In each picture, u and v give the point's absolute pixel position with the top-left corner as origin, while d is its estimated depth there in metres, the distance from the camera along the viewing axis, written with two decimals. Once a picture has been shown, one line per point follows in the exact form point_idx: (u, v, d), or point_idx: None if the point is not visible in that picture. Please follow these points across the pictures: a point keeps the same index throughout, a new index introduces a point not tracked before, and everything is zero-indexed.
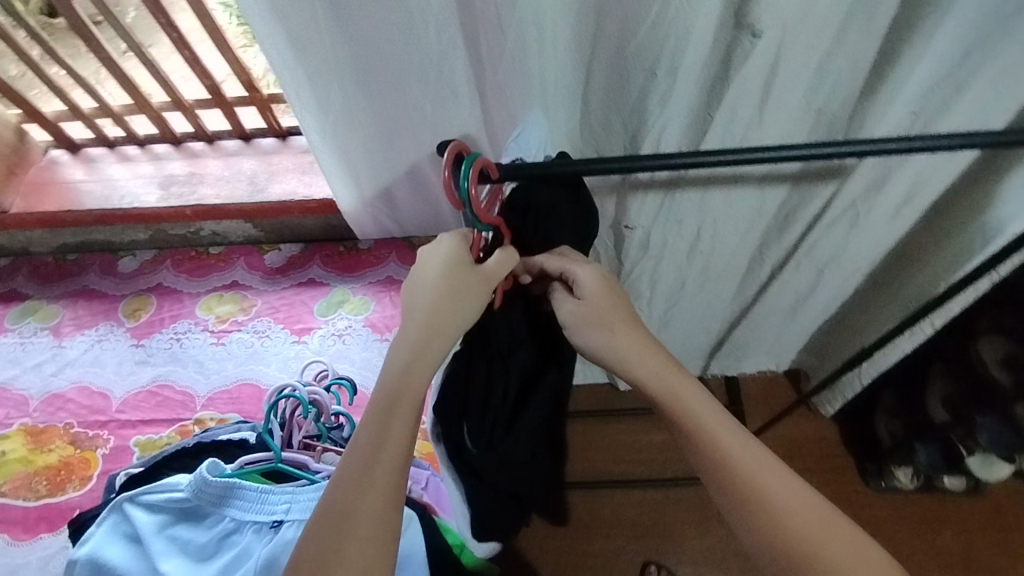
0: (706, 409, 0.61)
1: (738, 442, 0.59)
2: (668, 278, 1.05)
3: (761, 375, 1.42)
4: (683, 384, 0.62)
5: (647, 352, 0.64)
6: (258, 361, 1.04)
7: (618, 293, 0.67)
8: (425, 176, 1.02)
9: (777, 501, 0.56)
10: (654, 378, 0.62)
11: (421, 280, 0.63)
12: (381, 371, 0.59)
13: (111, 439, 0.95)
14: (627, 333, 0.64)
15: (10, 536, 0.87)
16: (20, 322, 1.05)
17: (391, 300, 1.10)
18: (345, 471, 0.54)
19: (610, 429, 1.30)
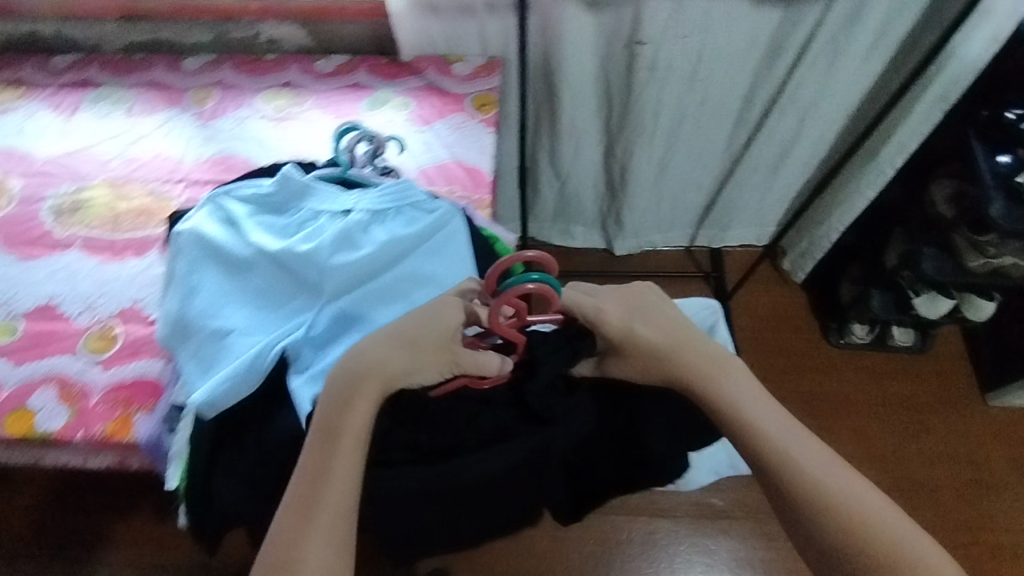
0: (745, 395, 0.71)
1: (783, 433, 0.68)
2: (671, 107, 1.31)
3: (743, 251, 1.90)
4: (731, 380, 0.71)
5: (709, 367, 0.73)
6: (312, 142, 1.16)
7: (665, 324, 0.76)
8: None
9: (825, 486, 0.64)
10: (699, 370, 0.72)
11: (382, 329, 0.72)
12: (325, 412, 0.69)
13: (184, 194, 1.10)
14: (688, 360, 0.73)
15: (101, 259, 1.04)
16: (98, 103, 1.21)
17: (431, 100, 1.20)
18: (295, 496, 0.66)
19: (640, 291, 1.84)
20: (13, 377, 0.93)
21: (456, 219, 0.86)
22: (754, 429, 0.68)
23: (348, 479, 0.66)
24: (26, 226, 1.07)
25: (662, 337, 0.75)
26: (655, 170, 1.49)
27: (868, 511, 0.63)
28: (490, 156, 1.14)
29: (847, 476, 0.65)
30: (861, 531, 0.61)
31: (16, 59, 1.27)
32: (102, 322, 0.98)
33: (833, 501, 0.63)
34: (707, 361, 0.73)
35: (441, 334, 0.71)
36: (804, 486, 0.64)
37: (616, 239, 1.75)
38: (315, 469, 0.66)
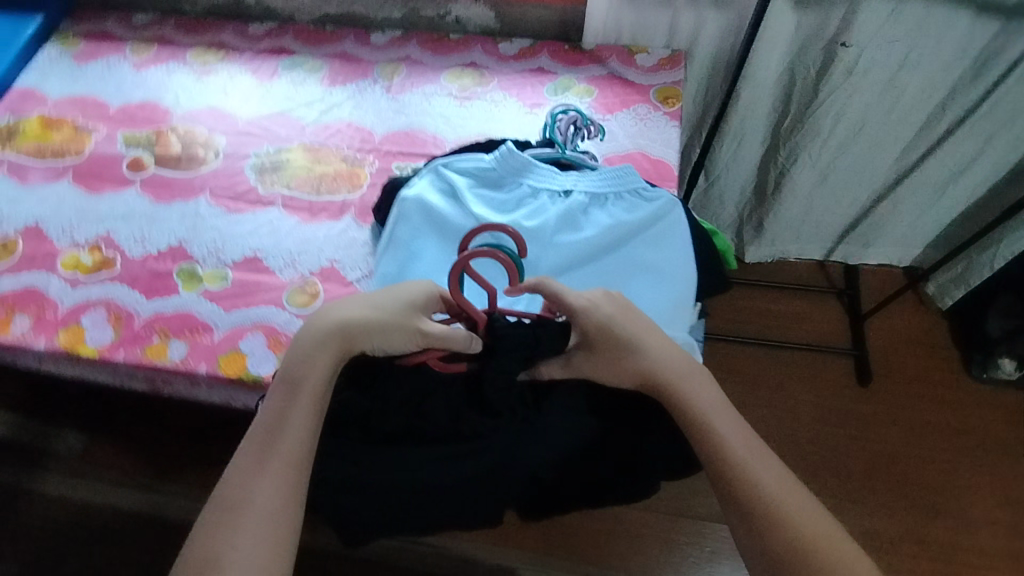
0: (708, 402, 0.73)
1: (738, 437, 0.71)
2: (853, 114, 1.27)
3: (880, 270, 1.80)
4: (690, 386, 0.73)
5: (683, 371, 0.74)
6: (496, 122, 1.17)
7: (637, 326, 0.75)
8: None
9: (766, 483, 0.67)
10: (667, 375, 0.73)
11: (352, 301, 0.75)
12: (284, 368, 0.72)
13: (377, 163, 1.14)
14: (669, 361, 0.74)
15: (300, 218, 1.09)
16: (293, 70, 1.27)
17: (615, 89, 1.18)
18: (249, 443, 0.69)
19: (766, 303, 1.79)
20: (224, 322, 0.99)
21: (677, 210, 0.85)
22: (711, 429, 0.71)
23: (300, 435, 0.70)
24: (232, 181, 1.13)
25: (650, 335, 0.75)
26: (814, 178, 1.44)
27: (801, 510, 0.66)
28: (675, 149, 1.11)
29: (782, 480, 0.68)
30: (796, 526, 0.65)
31: (217, 24, 1.36)
32: (304, 278, 1.03)
33: (771, 499, 0.66)
34: (681, 365, 0.75)
35: (406, 304, 0.74)
36: (750, 483, 0.67)
37: (749, 246, 1.70)
38: (271, 421, 0.70)
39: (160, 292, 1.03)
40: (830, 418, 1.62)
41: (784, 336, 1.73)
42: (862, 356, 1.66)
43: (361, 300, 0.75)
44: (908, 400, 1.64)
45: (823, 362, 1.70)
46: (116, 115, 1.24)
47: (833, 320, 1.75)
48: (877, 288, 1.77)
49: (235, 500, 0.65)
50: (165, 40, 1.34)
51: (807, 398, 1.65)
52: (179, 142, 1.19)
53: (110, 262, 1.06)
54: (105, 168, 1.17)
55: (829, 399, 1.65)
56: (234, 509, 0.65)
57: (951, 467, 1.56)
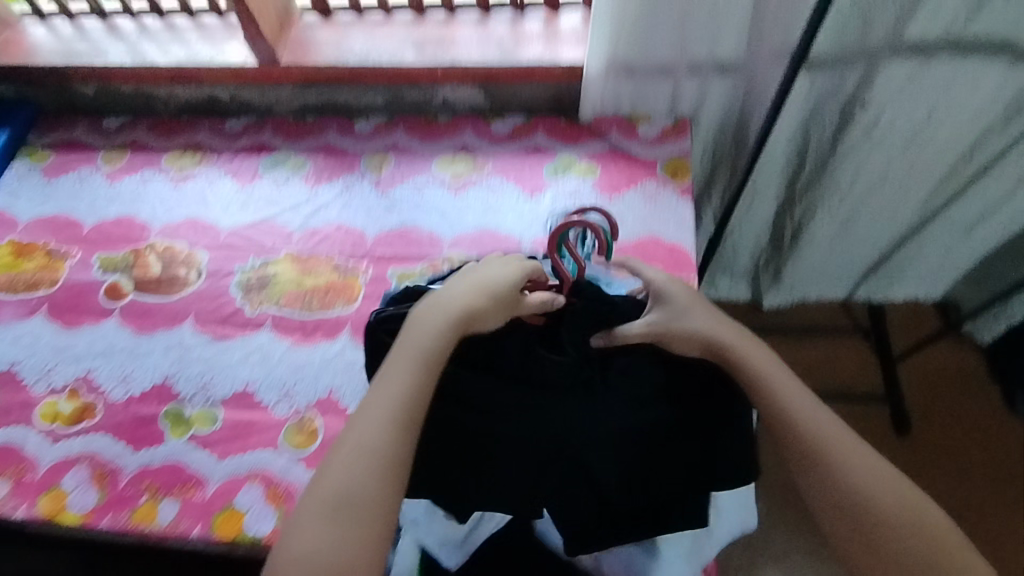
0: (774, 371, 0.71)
1: (803, 408, 0.68)
2: (872, 169, 1.16)
3: (907, 305, 1.66)
4: (758, 357, 0.72)
5: (740, 339, 0.73)
6: (495, 213, 1.07)
7: (702, 302, 0.78)
8: (690, 54, 1.01)
9: (837, 453, 0.64)
10: (737, 339, 0.74)
11: (466, 278, 0.74)
12: (416, 333, 0.68)
13: (371, 270, 1.05)
14: (723, 331, 0.73)
15: (293, 340, 1.00)
16: (275, 169, 1.19)
17: (620, 166, 1.09)
18: (380, 397, 0.65)
19: (792, 349, 1.64)
20: (218, 472, 0.90)
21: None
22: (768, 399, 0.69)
23: (421, 384, 0.66)
24: (217, 304, 1.05)
25: (708, 313, 0.75)
26: (834, 229, 1.32)
27: (878, 474, 0.64)
28: (691, 230, 1.01)
29: (853, 452, 0.65)
30: (872, 500, 0.62)
31: (192, 123, 1.29)
32: (300, 413, 0.94)
33: (841, 472, 0.63)
34: (739, 337, 0.74)
35: (512, 273, 0.74)
36: (819, 452, 0.65)
37: (767, 293, 1.57)
38: (399, 369, 0.66)
39: (146, 441, 0.94)
40: None
41: (814, 385, 1.59)
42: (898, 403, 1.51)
43: (466, 276, 0.75)
44: (947, 444, 1.49)
45: (860, 411, 1.54)
46: (91, 236, 1.16)
47: (861, 360, 1.61)
48: (903, 325, 1.63)
49: (375, 449, 0.62)
50: (138, 145, 1.27)
51: None
52: (159, 262, 1.11)
53: (91, 408, 0.98)
54: (82, 298, 1.09)
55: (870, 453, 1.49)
56: (368, 458, 0.62)
57: (1010, 519, 1.40)
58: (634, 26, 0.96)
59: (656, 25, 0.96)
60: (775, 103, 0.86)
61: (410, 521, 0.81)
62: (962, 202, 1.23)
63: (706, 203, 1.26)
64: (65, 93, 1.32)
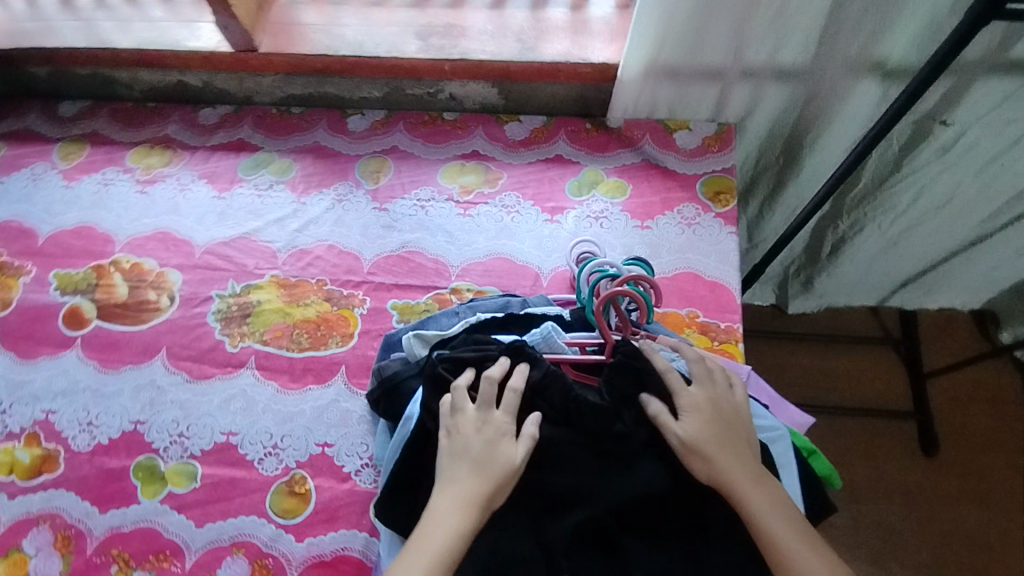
0: (774, 511, 0.60)
1: (811, 551, 0.58)
2: (939, 189, 1.07)
3: (943, 313, 1.47)
4: (758, 498, 0.61)
5: (749, 478, 0.62)
6: (510, 237, 0.93)
7: (723, 411, 0.66)
8: (743, 58, 0.86)
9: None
10: (734, 477, 0.62)
11: (456, 439, 0.65)
12: (441, 498, 0.63)
13: (368, 300, 0.92)
14: (726, 456, 0.63)
15: (279, 384, 0.88)
16: (256, 172, 1.04)
17: (655, 184, 0.95)
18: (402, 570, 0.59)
19: (815, 358, 1.46)
20: (198, 540, 0.80)
21: (771, 451, 0.68)
22: (772, 549, 0.59)
23: (440, 561, 0.59)
24: (193, 337, 0.92)
25: (713, 430, 0.64)
26: (880, 246, 1.20)
27: None
28: (734, 266, 0.88)
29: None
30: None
31: (162, 112, 1.12)
32: (289, 471, 0.83)
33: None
34: (746, 463, 0.63)
35: (505, 429, 0.65)
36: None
37: (793, 302, 1.37)
38: (413, 550, 0.60)
39: (115, 500, 0.83)
40: (898, 498, 1.30)
41: (838, 401, 1.41)
42: (926, 421, 1.34)
43: (451, 433, 0.66)
44: (978, 470, 1.32)
45: (888, 429, 1.37)
46: (47, 248, 1.01)
47: (888, 376, 1.43)
48: (937, 338, 1.45)
49: None
50: (99, 137, 1.11)
51: (875, 473, 1.33)
52: (127, 283, 0.97)
53: (52, 458, 0.86)
54: (38, 325, 0.95)
55: (897, 476, 1.32)
56: None
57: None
58: (686, 21, 0.82)
59: (710, 24, 0.82)
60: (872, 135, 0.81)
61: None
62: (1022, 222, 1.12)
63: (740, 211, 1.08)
64: (15, 73, 1.15)
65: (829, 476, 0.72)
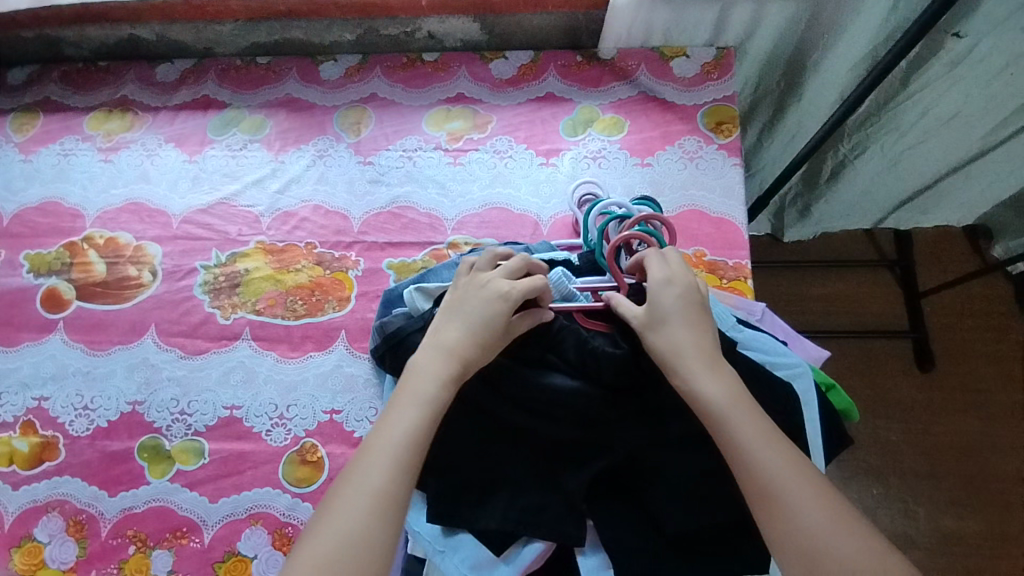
0: (729, 397, 0.56)
1: (763, 438, 0.53)
2: (945, 105, 1.04)
3: (936, 231, 1.46)
4: (710, 381, 0.56)
5: (702, 361, 0.57)
6: (505, 183, 0.89)
7: (693, 300, 0.61)
8: None
9: (796, 495, 0.51)
10: (685, 357, 0.58)
11: (462, 298, 0.64)
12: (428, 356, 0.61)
13: (362, 261, 0.88)
14: (681, 337, 0.59)
15: (279, 353, 0.86)
16: (227, 132, 0.97)
17: (653, 118, 0.90)
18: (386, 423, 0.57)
19: (812, 285, 1.45)
20: (213, 515, 0.79)
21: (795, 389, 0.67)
22: (722, 434, 0.54)
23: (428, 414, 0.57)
24: (182, 311, 0.88)
25: (673, 312, 0.60)
26: (881, 168, 1.18)
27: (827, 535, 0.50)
28: (740, 200, 0.85)
29: (813, 493, 0.51)
30: (838, 549, 0.49)
31: (115, 71, 1.03)
32: (298, 441, 0.81)
33: (802, 516, 0.50)
34: (702, 345, 0.58)
35: (512, 291, 0.62)
36: (771, 493, 0.51)
37: (790, 231, 1.35)
38: (396, 404, 0.58)
39: (123, 482, 0.81)
40: (893, 414, 1.34)
41: (834, 325, 1.41)
42: (923, 338, 1.35)
43: (457, 290, 0.66)
44: (972, 383, 1.35)
45: (883, 347, 1.39)
46: (12, 229, 0.95)
47: (884, 297, 1.43)
48: (933, 255, 1.45)
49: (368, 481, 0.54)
50: (50, 104, 1.02)
51: (869, 391, 1.36)
52: (104, 260, 0.92)
53: (52, 446, 0.84)
54: (16, 310, 0.91)
55: (887, 391, 1.35)
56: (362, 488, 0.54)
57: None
58: None
59: None
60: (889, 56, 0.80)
61: (449, 548, 0.64)
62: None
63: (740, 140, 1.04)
64: None
65: (847, 408, 0.73)
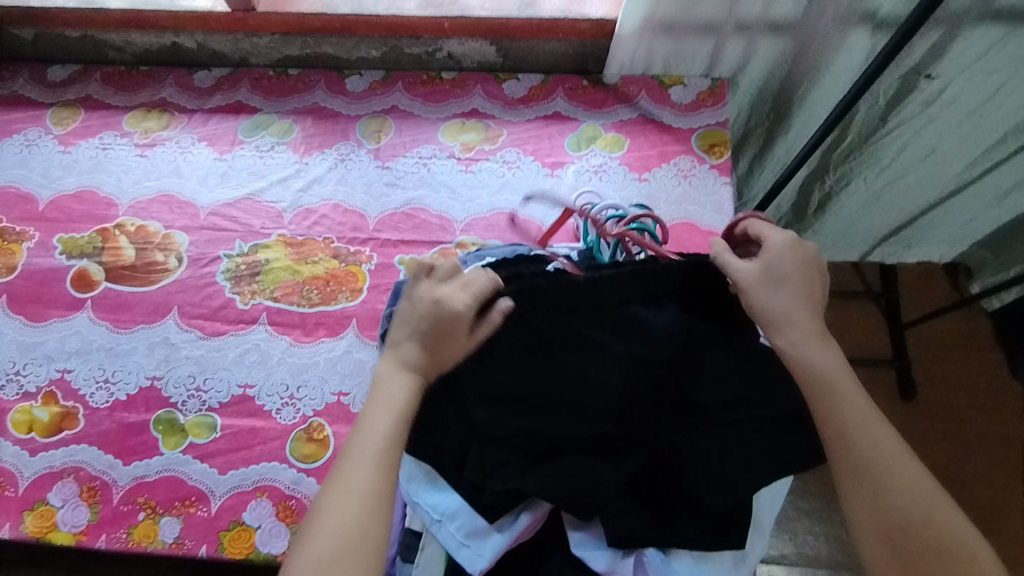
0: (836, 370, 0.63)
1: (863, 414, 0.61)
2: (921, 143, 1.12)
3: (919, 267, 1.52)
4: (818, 353, 0.63)
5: (807, 332, 0.64)
6: (512, 191, 0.96)
7: (807, 270, 0.66)
8: (738, 12, 0.90)
9: (892, 469, 0.58)
10: (793, 326, 0.64)
11: (411, 310, 0.68)
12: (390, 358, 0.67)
13: (375, 256, 0.94)
14: (791, 305, 0.65)
15: (292, 338, 0.91)
16: (256, 133, 1.05)
17: (652, 139, 0.98)
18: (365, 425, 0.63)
19: None
20: (222, 486, 0.83)
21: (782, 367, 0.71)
22: (831, 400, 0.61)
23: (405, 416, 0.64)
24: (204, 296, 0.94)
25: (786, 277, 0.65)
26: (864, 201, 1.25)
27: (919, 503, 0.57)
28: (729, 215, 0.92)
29: (903, 463, 0.59)
30: (926, 524, 0.56)
31: (155, 76, 1.12)
32: (307, 420, 0.86)
33: (895, 487, 0.57)
34: (806, 316, 0.65)
35: (463, 306, 0.65)
36: (868, 458, 0.58)
37: None
38: (372, 407, 0.64)
39: (138, 452, 0.86)
40: None
41: None
42: (905, 367, 1.40)
43: (410, 300, 0.69)
44: (952, 411, 1.40)
45: (869, 375, 1.43)
46: (48, 214, 1.02)
47: (868, 326, 1.48)
48: (916, 290, 1.49)
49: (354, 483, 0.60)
50: (92, 102, 1.10)
51: None
52: (133, 246, 0.98)
53: (71, 415, 0.88)
54: (46, 288, 0.96)
55: None
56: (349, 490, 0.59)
57: (1002, 486, 1.34)
58: None
59: None
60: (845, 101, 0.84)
61: (445, 517, 0.70)
62: (997, 175, 1.17)
63: (733, 164, 1.12)
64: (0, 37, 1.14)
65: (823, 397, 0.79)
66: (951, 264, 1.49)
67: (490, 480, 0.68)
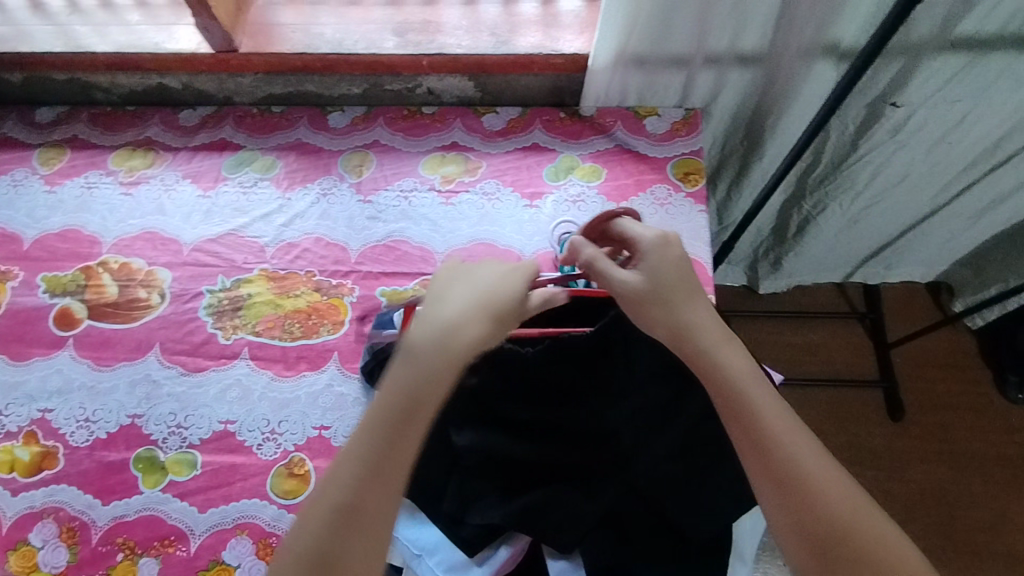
0: (745, 376, 0.60)
1: (780, 419, 0.58)
2: (893, 168, 1.15)
3: (902, 287, 1.53)
4: (729, 358, 0.61)
5: (715, 336, 0.62)
6: (492, 222, 0.97)
7: (685, 268, 0.66)
8: (705, 46, 0.93)
9: (813, 475, 0.55)
10: (694, 333, 0.62)
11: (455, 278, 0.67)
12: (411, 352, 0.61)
13: (357, 289, 0.95)
14: (684, 307, 0.63)
15: (274, 372, 0.91)
16: (240, 170, 1.06)
17: (628, 169, 1.00)
18: (361, 439, 0.58)
19: (788, 334, 1.50)
20: (201, 524, 0.82)
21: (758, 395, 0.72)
22: (745, 407, 0.59)
23: (409, 432, 0.58)
24: (186, 331, 0.94)
25: (669, 278, 0.64)
26: (842, 225, 1.27)
27: (841, 506, 0.54)
28: (706, 242, 0.93)
29: (824, 466, 0.56)
30: (850, 529, 0.53)
31: (141, 115, 1.14)
32: (288, 455, 0.86)
33: (818, 495, 0.54)
34: (705, 320, 0.63)
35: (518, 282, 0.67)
36: (786, 466, 0.56)
37: (764, 282, 1.43)
38: (374, 416, 0.59)
39: (117, 491, 0.85)
40: (865, 459, 1.38)
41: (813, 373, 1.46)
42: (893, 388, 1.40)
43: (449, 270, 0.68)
44: (941, 431, 1.40)
45: (857, 396, 1.43)
46: (33, 252, 1.02)
47: (855, 347, 1.48)
48: (900, 309, 1.50)
49: (348, 508, 0.55)
50: (79, 142, 1.12)
51: (848, 440, 1.39)
52: (116, 283, 0.99)
53: (51, 455, 0.88)
54: (29, 327, 0.97)
55: (861, 438, 1.40)
56: (342, 517, 0.54)
57: (993, 506, 1.33)
58: (648, 11, 0.88)
59: (669, 14, 0.89)
60: (811, 131, 0.86)
61: (425, 552, 0.69)
62: (969, 197, 1.19)
63: (711, 191, 1.14)
64: None
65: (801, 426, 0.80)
66: (933, 283, 1.51)
67: (468, 513, 0.68)
